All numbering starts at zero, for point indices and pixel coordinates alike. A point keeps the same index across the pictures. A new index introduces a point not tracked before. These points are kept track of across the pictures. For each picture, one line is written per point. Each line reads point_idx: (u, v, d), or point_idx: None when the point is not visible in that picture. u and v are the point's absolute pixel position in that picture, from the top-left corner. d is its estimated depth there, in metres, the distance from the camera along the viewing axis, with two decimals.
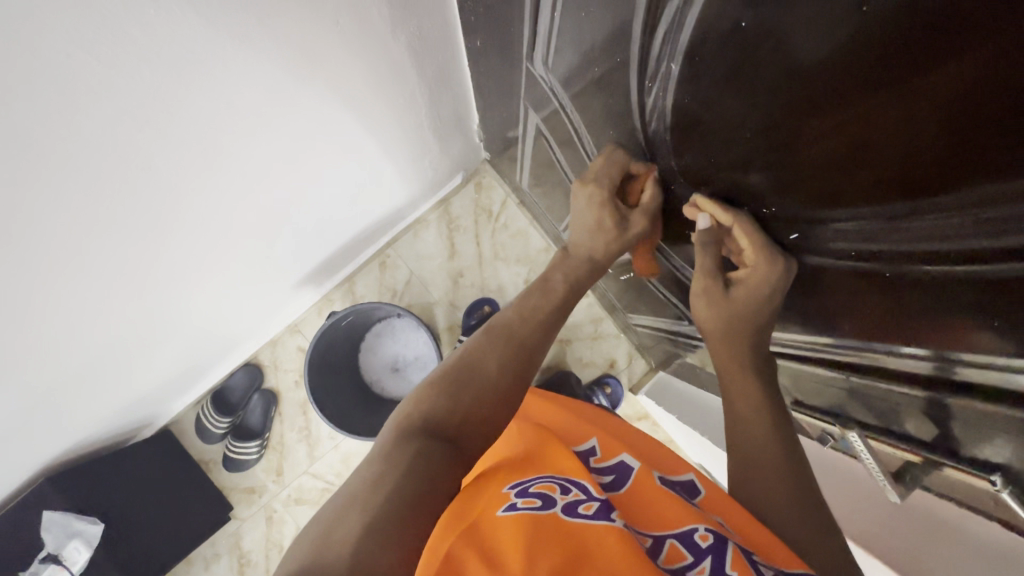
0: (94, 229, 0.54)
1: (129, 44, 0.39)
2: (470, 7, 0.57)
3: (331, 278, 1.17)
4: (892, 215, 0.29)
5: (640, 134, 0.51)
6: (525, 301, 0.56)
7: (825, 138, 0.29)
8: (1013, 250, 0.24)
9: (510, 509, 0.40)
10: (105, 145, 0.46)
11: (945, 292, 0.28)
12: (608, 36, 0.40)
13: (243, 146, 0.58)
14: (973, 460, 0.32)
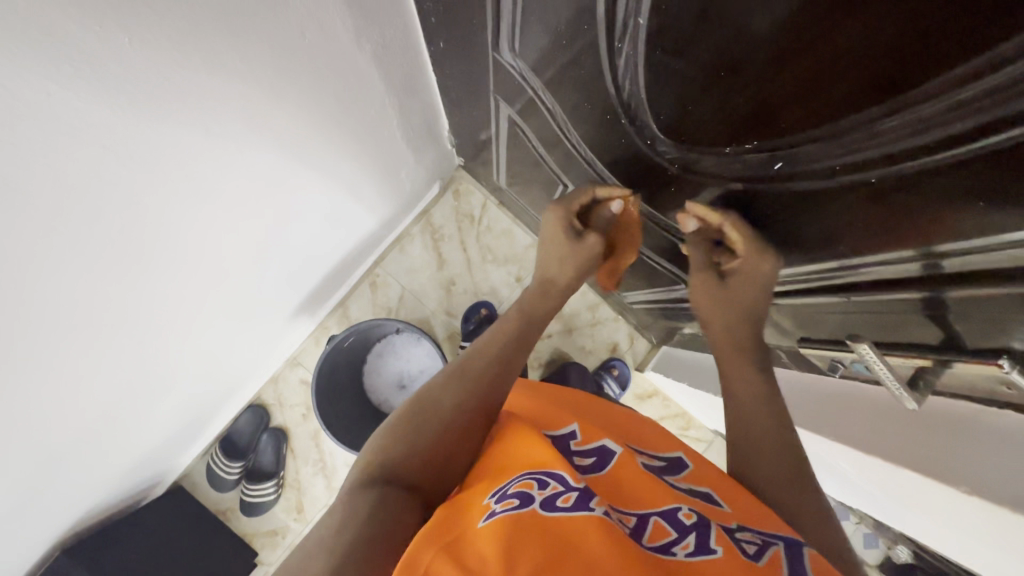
0: (118, 281, 0.55)
1: (118, 91, 0.37)
2: (431, 9, 0.58)
3: (322, 306, 1.16)
4: (865, 122, 0.31)
5: (613, 102, 0.52)
6: (481, 342, 0.57)
7: (799, 56, 0.31)
8: (989, 125, 0.26)
9: (489, 516, 0.36)
10: (121, 200, 0.46)
11: (934, 180, 0.30)
12: (572, 7, 0.42)
13: (241, 177, 0.58)
14: (979, 350, 0.35)
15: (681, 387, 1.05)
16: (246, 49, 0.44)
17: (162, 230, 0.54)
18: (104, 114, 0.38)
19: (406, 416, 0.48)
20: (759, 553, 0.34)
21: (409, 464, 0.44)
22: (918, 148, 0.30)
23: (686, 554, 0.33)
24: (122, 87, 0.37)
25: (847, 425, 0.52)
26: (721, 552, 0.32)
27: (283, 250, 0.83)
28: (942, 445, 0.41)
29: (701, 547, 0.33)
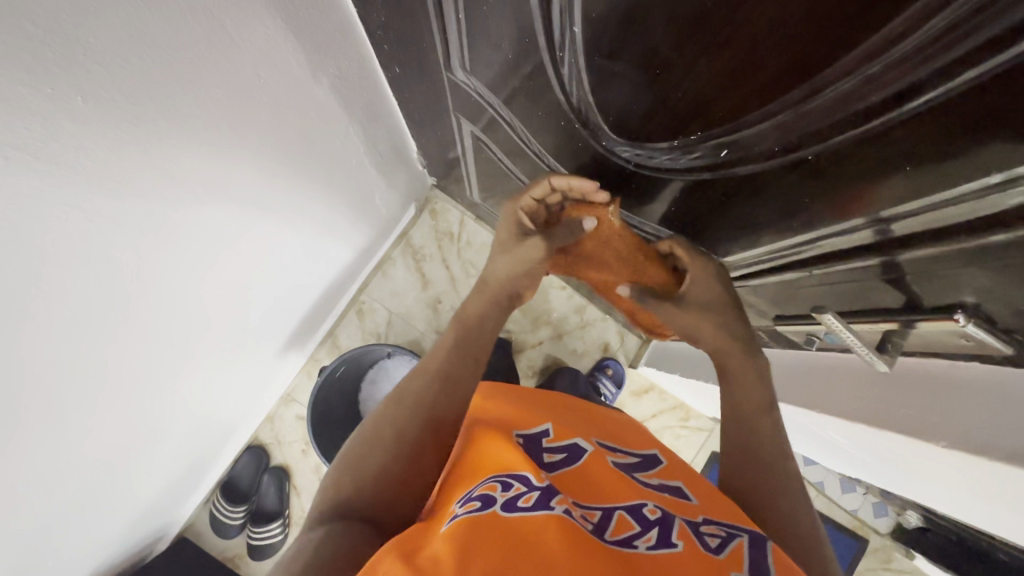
0: (106, 338, 0.55)
1: (80, 150, 0.38)
2: (382, 37, 0.59)
3: (311, 339, 1.16)
4: (795, 102, 0.34)
5: (565, 109, 0.53)
6: (426, 360, 0.56)
7: (724, 48, 0.33)
8: (922, 80, 0.27)
9: (452, 521, 0.38)
10: (96, 258, 0.46)
11: (875, 143, 0.32)
12: (512, 21, 0.44)
13: (213, 221, 0.59)
14: (938, 306, 0.37)
15: (674, 379, 1.06)
16: (202, 94, 0.44)
17: (142, 282, 0.54)
18: (67, 175, 0.38)
19: (353, 451, 0.50)
20: (721, 545, 0.37)
21: (359, 499, 0.46)
22: (852, 118, 0.32)
23: (647, 547, 0.35)
24: (81, 146, 0.38)
25: (827, 391, 0.54)
26: (681, 546, 0.35)
27: (264, 288, 0.83)
28: (921, 404, 0.42)
29: (663, 542, 0.36)
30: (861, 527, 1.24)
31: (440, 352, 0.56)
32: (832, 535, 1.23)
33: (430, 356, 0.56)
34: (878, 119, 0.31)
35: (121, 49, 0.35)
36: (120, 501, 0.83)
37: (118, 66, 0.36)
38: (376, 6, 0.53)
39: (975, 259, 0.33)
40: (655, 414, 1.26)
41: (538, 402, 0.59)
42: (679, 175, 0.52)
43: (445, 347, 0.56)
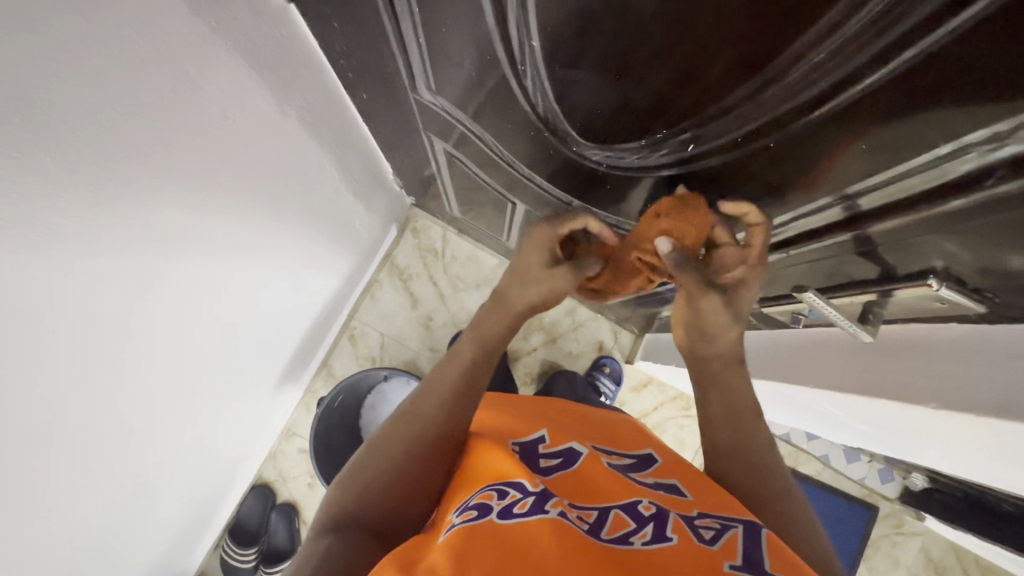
0: (99, 393, 0.54)
1: (53, 209, 0.38)
2: (345, 64, 0.60)
3: (305, 371, 1.15)
4: (749, 95, 0.36)
5: (533, 119, 0.54)
6: (434, 376, 0.54)
7: (676, 49, 0.35)
8: (873, 58, 0.29)
9: (450, 530, 0.39)
10: (80, 315, 0.46)
11: (830, 123, 0.34)
12: (472, 40, 0.45)
13: (196, 264, 0.58)
14: (910, 274, 0.38)
15: (671, 370, 1.07)
16: (170, 141, 0.44)
17: (130, 333, 0.54)
18: (42, 236, 0.38)
19: (357, 464, 0.50)
20: (715, 536, 0.38)
21: (360, 513, 0.47)
22: (804, 105, 0.34)
23: (642, 542, 0.36)
24: (53, 205, 0.37)
25: (816, 368, 0.55)
26: (675, 539, 0.36)
27: (252, 327, 0.82)
28: (906, 368, 0.43)
29: (657, 537, 0.36)
30: (871, 496, 1.25)
31: (456, 363, 0.54)
32: (842, 506, 1.24)
33: (444, 366, 0.54)
34: (828, 105, 0.33)
35: (85, 106, 0.35)
36: (127, 558, 0.81)
37: (83, 123, 0.36)
38: (336, 36, 0.53)
39: (940, 229, 0.34)
40: (656, 407, 1.26)
41: (530, 409, 0.59)
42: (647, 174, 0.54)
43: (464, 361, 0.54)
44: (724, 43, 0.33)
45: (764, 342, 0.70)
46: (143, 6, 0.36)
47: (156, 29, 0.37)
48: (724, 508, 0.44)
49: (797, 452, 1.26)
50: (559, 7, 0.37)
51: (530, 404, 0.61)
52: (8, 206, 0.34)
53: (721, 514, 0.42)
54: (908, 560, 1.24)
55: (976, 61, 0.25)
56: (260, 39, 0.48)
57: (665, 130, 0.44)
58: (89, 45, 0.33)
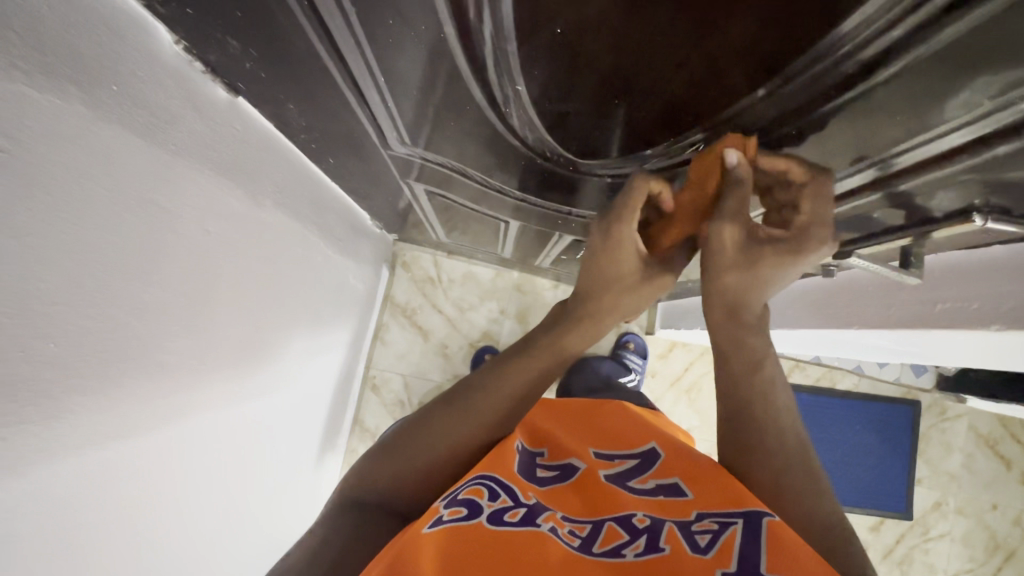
0: (159, 537, 0.52)
1: (71, 391, 0.36)
2: (307, 138, 0.58)
3: (339, 434, 1.14)
4: (768, 93, 0.36)
5: (523, 150, 0.54)
6: (504, 363, 0.51)
7: (685, 70, 0.36)
8: (880, 63, 0.30)
9: (436, 522, 0.35)
10: (120, 475, 0.44)
11: (845, 117, 0.35)
12: (448, 92, 0.44)
13: (216, 379, 0.56)
14: (947, 213, 0.38)
15: (694, 332, 1.08)
16: (162, 277, 0.42)
17: (173, 469, 0.52)
18: (63, 419, 0.36)
19: (395, 438, 0.48)
20: (711, 542, 0.36)
21: (386, 490, 0.45)
22: (831, 89, 0.33)
23: (635, 554, 0.35)
24: (67, 386, 0.35)
25: (858, 310, 0.56)
26: (668, 550, 0.35)
27: (281, 414, 0.81)
28: (955, 295, 0.44)
29: (651, 549, 0.35)
30: (910, 392, 1.28)
31: (522, 362, 0.50)
32: (886, 410, 1.27)
33: (507, 364, 0.50)
34: (856, 88, 0.32)
35: (69, 279, 0.33)
36: None
37: (74, 296, 0.34)
38: (295, 114, 0.51)
39: (980, 180, 0.34)
40: (687, 368, 1.28)
41: (552, 417, 0.59)
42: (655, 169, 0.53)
43: (530, 364, 0.50)
44: (735, 57, 0.33)
45: (792, 293, 0.70)
46: (102, 159, 0.33)
47: (121, 175, 0.35)
48: (725, 496, 0.41)
49: (830, 371, 1.28)
50: (543, 46, 0.36)
51: (559, 414, 0.60)
52: (21, 408, 0.32)
53: (722, 508, 0.40)
54: (959, 442, 1.27)
55: (982, 54, 0.26)
56: (221, 144, 0.46)
57: (678, 136, 0.44)
58: (57, 217, 0.31)
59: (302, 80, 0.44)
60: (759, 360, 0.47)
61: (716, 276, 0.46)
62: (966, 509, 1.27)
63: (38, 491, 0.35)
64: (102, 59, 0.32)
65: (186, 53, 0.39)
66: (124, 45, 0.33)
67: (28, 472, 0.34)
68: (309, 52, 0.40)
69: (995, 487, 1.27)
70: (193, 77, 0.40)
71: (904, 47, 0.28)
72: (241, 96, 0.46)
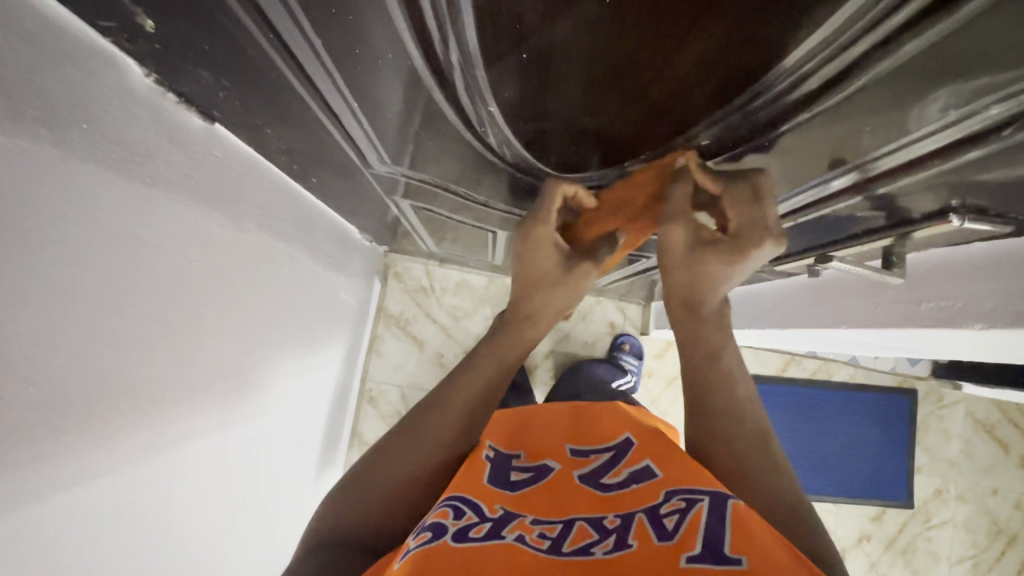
0: (155, 568, 0.52)
1: (56, 431, 0.35)
2: (288, 160, 0.57)
3: (338, 449, 1.13)
4: (737, 107, 0.36)
5: (502, 166, 0.54)
6: (463, 374, 0.52)
7: (654, 87, 0.36)
8: (842, 77, 0.30)
9: (404, 556, 0.35)
10: (112, 510, 0.44)
11: (813, 127, 0.35)
12: (422, 113, 0.44)
13: (207, 406, 0.56)
14: (926, 214, 0.38)
15: None
16: (145, 310, 0.42)
17: (167, 498, 0.52)
18: (49, 461, 0.35)
19: (367, 463, 0.49)
20: (677, 524, 0.36)
21: (366, 513, 0.46)
22: (796, 103, 0.34)
23: (604, 551, 0.35)
24: (53, 427, 0.35)
25: (845, 308, 0.56)
26: (635, 545, 0.35)
27: (276, 434, 0.80)
28: (938, 294, 0.44)
29: (618, 546, 0.35)
30: (906, 381, 1.29)
31: (477, 369, 0.52)
32: (883, 399, 1.28)
33: (462, 372, 0.53)
34: (823, 102, 0.32)
35: (49, 320, 0.33)
36: None
37: (55, 337, 0.33)
38: (274, 138, 0.51)
39: (954, 183, 0.34)
40: None
41: (528, 421, 0.59)
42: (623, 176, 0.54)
43: (487, 369, 0.52)
44: (705, 73, 0.34)
45: (782, 291, 0.70)
46: (76, 197, 0.33)
47: (97, 211, 0.35)
48: (695, 479, 0.41)
49: (827, 363, 1.28)
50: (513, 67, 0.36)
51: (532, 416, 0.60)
52: (4, 454, 0.32)
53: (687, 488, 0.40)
54: (957, 428, 1.28)
55: (932, 65, 0.26)
56: (199, 172, 0.45)
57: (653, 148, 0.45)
58: (32, 259, 0.30)
59: (278, 106, 0.44)
60: (715, 350, 0.48)
61: (670, 267, 0.47)
62: (968, 494, 1.27)
63: (28, 534, 0.35)
64: (72, 98, 0.31)
65: (158, 85, 0.38)
66: (94, 82, 0.33)
67: (15, 516, 0.34)
68: (282, 78, 0.40)
69: (995, 472, 1.27)
70: (166, 108, 0.40)
71: (868, 61, 0.28)
72: (216, 123, 0.46)
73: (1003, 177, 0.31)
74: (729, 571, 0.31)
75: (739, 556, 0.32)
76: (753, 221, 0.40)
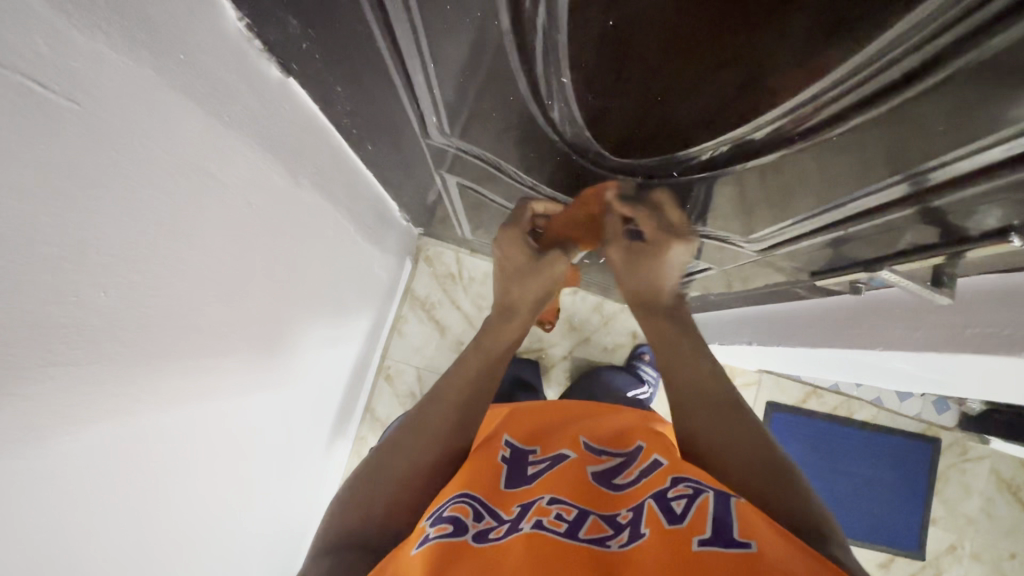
0: (176, 496, 0.53)
1: (113, 340, 0.37)
2: (349, 124, 0.60)
3: (351, 421, 1.15)
4: (811, 97, 0.36)
5: (560, 146, 0.55)
6: (454, 372, 0.54)
7: (727, 70, 0.36)
8: (914, 74, 0.30)
9: (422, 542, 0.36)
10: (147, 431, 0.46)
11: (882, 126, 0.35)
12: (493, 82, 0.45)
13: (243, 349, 0.58)
14: (984, 233, 0.38)
15: (713, 346, 1.07)
16: (206, 243, 0.44)
17: (198, 429, 0.54)
18: (104, 365, 0.37)
19: (374, 464, 0.48)
20: (687, 508, 0.37)
21: (385, 507, 0.45)
22: (865, 97, 0.34)
23: (619, 545, 0.36)
24: (113, 335, 0.37)
25: (882, 329, 0.56)
26: (649, 534, 0.36)
27: (298, 393, 0.82)
28: (985, 320, 0.43)
29: (633, 538, 0.36)
30: (930, 429, 1.25)
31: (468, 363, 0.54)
32: (904, 445, 1.24)
33: (453, 372, 0.54)
34: (893, 97, 0.32)
35: (127, 233, 0.35)
36: None
37: (128, 249, 0.35)
38: (341, 98, 0.53)
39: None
40: None
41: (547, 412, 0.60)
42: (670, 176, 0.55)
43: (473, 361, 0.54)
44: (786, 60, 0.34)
45: (815, 311, 0.70)
46: (165, 123, 0.35)
47: (183, 140, 0.37)
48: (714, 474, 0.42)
49: (849, 401, 1.26)
50: (597, 40, 0.37)
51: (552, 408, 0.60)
52: (69, 349, 0.34)
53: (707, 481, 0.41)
54: (980, 485, 1.23)
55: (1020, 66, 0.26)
56: (270, 120, 0.48)
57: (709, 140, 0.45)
58: (123, 173, 0.33)
59: (352, 65, 0.46)
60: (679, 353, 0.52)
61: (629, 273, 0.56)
62: (984, 555, 1.22)
63: (77, 431, 0.37)
64: (174, 28, 0.34)
65: (246, 30, 0.41)
66: (193, 19, 0.35)
67: (69, 411, 0.36)
68: (362, 35, 0.42)
69: (1015, 534, 1.22)
70: (250, 53, 0.42)
71: (951, 57, 0.28)
72: (291, 77, 0.48)
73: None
74: (738, 555, 0.31)
75: (749, 542, 0.33)
76: (663, 231, 0.54)
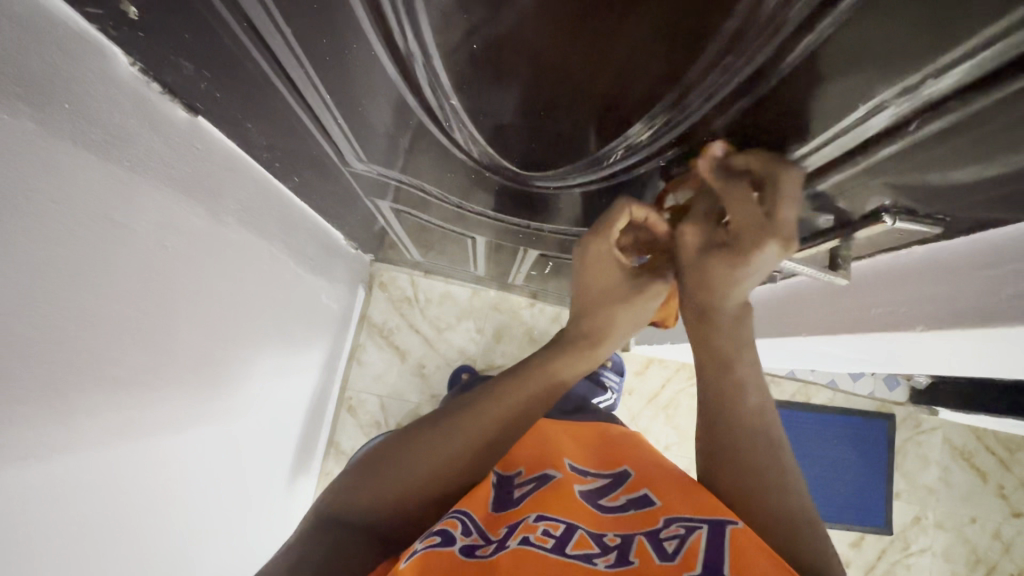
0: (108, 559, 0.51)
1: (10, 405, 0.36)
2: (269, 158, 0.59)
3: (314, 456, 1.12)
4: (673, 101, 0.38)
5: (471, 165, 0.55)
6: (503, 390, 0.50)
7: (593, 83, 0.37)
8: (759, 70, 0.32)
9: (409, 555, 0.35)
10: (63, 493, 0.43)
11: (748, 120, 0.37)
12: (395, 110, 0.46)
13: (175, 396, 0.57)
14: (865, 213, 0.41)
15: (668, 346, 1.09)
16: (115, 290, 0.43)
17: (129, 484, 0.52)
18: (5, 430, 0.36)
19: (379, 458, 0.46)
20: (680, 545, 0.36)
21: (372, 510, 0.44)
22: (727, 98, 0.36)
23: (606, 564, 0.35)
24: (10, 398, 0.35)
25: (808, 312, 0.59)
26: (637, 563, 0.35)
27: (249, 433, 0.80)
28: (887, 299, 0.46)
29: (620, 561, 0.35)
30: (884, 406, 1.30)
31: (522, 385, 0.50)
32: (861, 424, 1.29)
33: (503, 387, 0.50)
34: (749, 94, 0.34)
35: (16, 291, 0.34)
36: None
37: (21, 305, 0.34)
38: (255, 133, 0.53)
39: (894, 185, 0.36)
40: (664, 384, 1.30)
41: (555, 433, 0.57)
42: (572, 186, 0.56)
43: (526, 387, 0.50)
44: (639, 69, 0.35)
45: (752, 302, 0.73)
46: (55, 173, 0.34)
47: (75, 190, 0.36)
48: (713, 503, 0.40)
49: (805, 386, 1.30)
50: (474, 68, 0.38)
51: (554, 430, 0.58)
52: None
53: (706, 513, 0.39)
54: (936, 455, 1.28)
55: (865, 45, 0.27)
56: (180, 162, 0.47)
57: (603, 149, 0.46)
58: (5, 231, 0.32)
59: (257, 100, 0.46)
60: (733, 359, 0.44)
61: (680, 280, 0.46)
62: (947, 522, 1.27)
63: None
64: (56, 81, 0.33)
65: (142, 74, 0.41)
66: (79, 66, 0.35)
67: None
68: (257, 71, 0.42)
69: (974, 500, 1.27)
70: (150, 97, 0.42)
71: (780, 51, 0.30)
72: (200, 116, 0.48)
73: (979, 178, 0.32)
74: None
75: None
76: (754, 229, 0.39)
